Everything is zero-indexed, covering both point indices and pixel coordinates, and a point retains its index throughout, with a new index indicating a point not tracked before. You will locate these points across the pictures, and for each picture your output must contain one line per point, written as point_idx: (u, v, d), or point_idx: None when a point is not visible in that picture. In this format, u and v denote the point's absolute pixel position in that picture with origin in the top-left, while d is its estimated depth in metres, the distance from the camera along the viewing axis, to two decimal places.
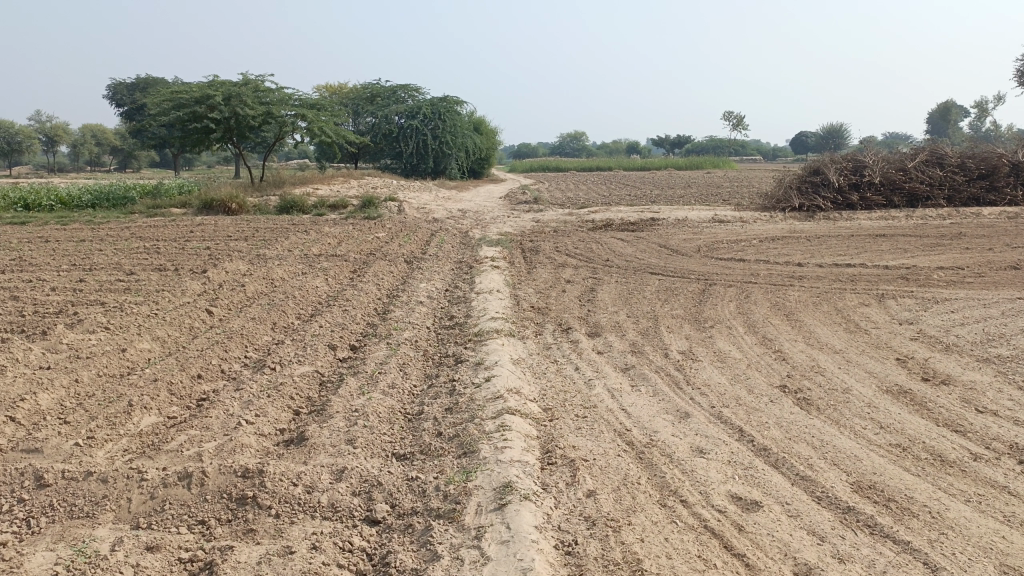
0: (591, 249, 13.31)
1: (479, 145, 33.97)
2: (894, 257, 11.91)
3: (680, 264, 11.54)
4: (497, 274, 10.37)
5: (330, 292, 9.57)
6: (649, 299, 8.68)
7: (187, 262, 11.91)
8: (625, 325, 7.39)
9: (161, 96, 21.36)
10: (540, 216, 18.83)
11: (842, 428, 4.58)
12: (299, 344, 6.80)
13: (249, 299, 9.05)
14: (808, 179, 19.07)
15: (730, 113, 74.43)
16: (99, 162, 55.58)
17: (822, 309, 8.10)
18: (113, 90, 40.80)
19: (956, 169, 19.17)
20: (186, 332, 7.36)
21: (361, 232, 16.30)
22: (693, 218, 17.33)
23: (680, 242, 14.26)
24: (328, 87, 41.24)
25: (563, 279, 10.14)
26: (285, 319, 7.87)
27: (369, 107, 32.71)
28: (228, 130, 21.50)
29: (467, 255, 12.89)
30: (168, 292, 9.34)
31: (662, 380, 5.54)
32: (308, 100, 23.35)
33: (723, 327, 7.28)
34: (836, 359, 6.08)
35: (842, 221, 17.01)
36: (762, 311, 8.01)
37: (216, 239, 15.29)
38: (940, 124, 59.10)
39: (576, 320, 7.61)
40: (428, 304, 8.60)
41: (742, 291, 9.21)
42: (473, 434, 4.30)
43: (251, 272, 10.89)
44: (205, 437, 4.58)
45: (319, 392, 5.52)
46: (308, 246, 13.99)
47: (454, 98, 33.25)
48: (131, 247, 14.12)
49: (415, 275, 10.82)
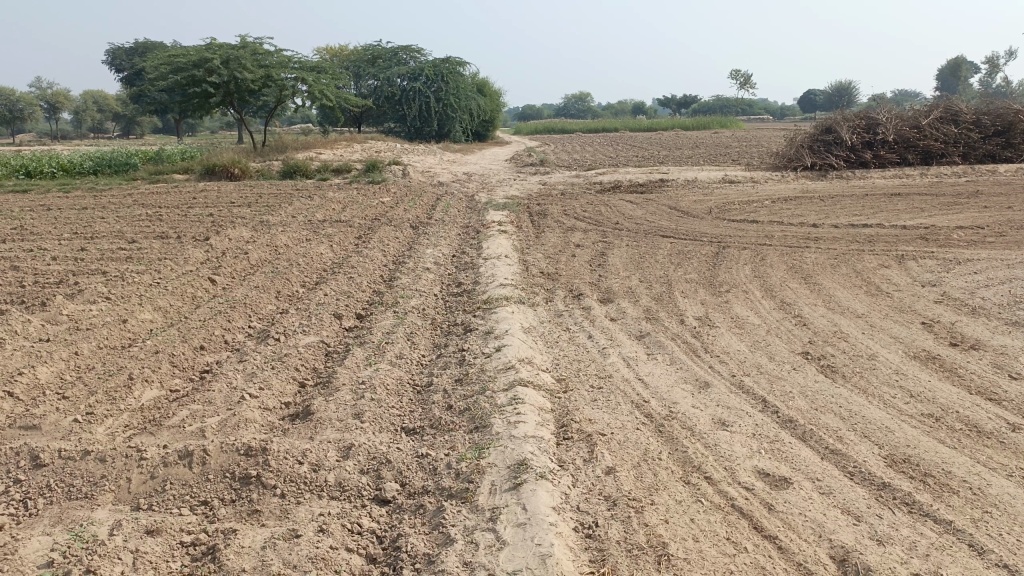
0: (599, 212, 13.04)
1: (483, 106, 33.46)
2: (911, 217, 11.62)
3: (692, 226, 11.29)
4: (504, 238, 10.14)
5: (334, 259, 9.36)
6: (662, 263, 8.46)
7: (189, 229, 11.70)
8: (638, 290, 7.18)
9: (159, 60, 20.94)
10: (547, 179, 18.51)
11: (869, 399, 4.39)
12: (303, 313, 6.62)
13: (252, 267, 8.85)
14: (820, 138, 18.66)
15: (737, 71, 73.21)
16: (100, 128, 55.11)
17: (840, 271, 7.87)
18: (112, 55, 40.22)
19: (973, 126, 18.73)
20: (188, 301, 7.18)
21: (365, 197, 16.05)
22: (703, 178, 16.99)
23: (690, 203, 13.98)
24: (329, 48, 40.52)
25: (572, 243, 9.91)
26: (289, 288, 7.68)
27: (372, 70, 32.15)
28: (229, 93, 21.11)
29: (473, 219, 12.66)
30: (169, 261, 9.15)
31: (679, 348, 5.34)
32: (309, 63, 22.89)
33: (740, 292, 7.06)
34: (858, 324, 5.87)
35: (855, 180, 16.67)
36: (778, 275, 7.79)
37: (218, 205, 15.07)
38: (952, 80, 58.03)
39: (587, 285, 7.40)
40: (434, 270, 8.39)
41: (756, 254, 8.96)
42: (485, 408, 4.12)
43: (254, 239, 10.67)
44: (207, 412, 4.42)
45: (324, 363, 5.35)
46: (312, 212, 13.77)
47: (457, 59, 32.63)
48: (132, 215, 13.92)
49: (420, 240, 10.60)
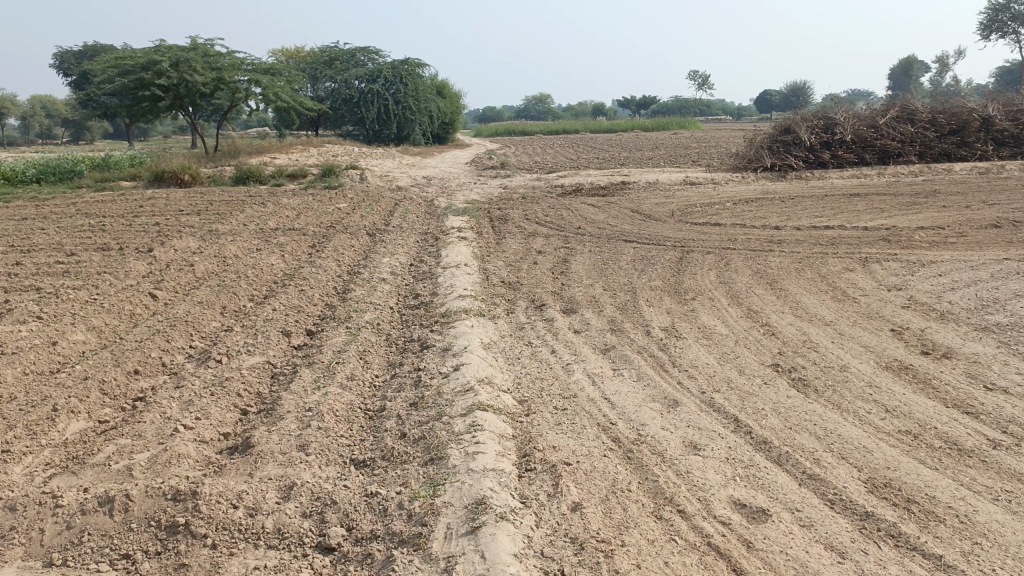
0: (561, 216, 12.81)
1: (442, 109, 33.10)
2: (871, 218, 11.62)
3: (655, 230, 11.12)
4: (464, 246, 9.85)
5: (286, 271, 8.97)
6: (625, 269, 8.24)
7: (134, 240, 11.18)
8: (602, 300, 6.94)
9: (104, 63, 20.20)
10: (507, 182, 18.25)
11: (845, 415, 4.20)
12: (249, 331, 6.24)
13: (198, 280, 8.42)
14: (779, 138, 18.72)
15: (695, 72, 73.87)
16: (48, 133, 53.49)
17: (806, 276, 7.73)
18: (59, 58, 39.01)
19: (927, 125, 18.95)
20: (126, 320, 6.76)
21: (321, 203, 15.61)
22: (664, 180, 16.89)
23: (652, 206, 13.84)
24: (284, 50, 39.73)
25: (534, 250, 9.65)
26: (236, 303, 7.29)
27: (328, 72, 31.57)
28: (178, 97, 20.45)
29: (432, 225, 12.33)
30: (110, 275, 8.67)
31: (647, 363, 5.10)
32: (262, 65, 22.31)
33: (705, 300, 6.87)
34: (828, 332, 5.70)
35: (814, 180, 16.72)
36: (744, 280, 7.62)
37: (167, 214, 14.51)
38: (903, 80, 59.30)
39: (550, 295, 7.15)
40: (390, 281, 8.06)
41: (720, 258, 8.81)
42: (441, 436, 3.83)
43: (202, 250, 10.21)
44: (137, 447, 4.06)
45: (270, 387, 5.00)
46: (264, 219, 13.32)
47: (415, 61, 32.21)
48: (75, 226, 13.31)
49: (377, 248, 10.25)
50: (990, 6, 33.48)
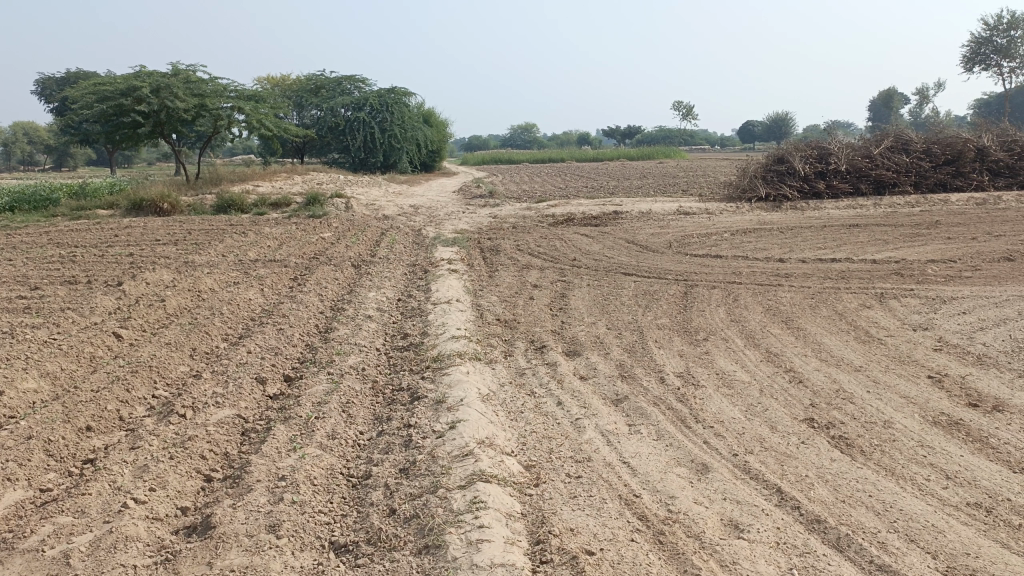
0: (555, 247, 12.33)
1: (429, 137, 32.77)
2: (877, 250, 11.21)
3: (653, 262, 10.63)
4: (455, 279, 9.32)
5: (264, 307, 8.38)
6: (629, 306, 7.73)
7: (103, 273, 10.56)
8: (607, 340, 6.40)
9: (82, 88, 19.65)
10: (497, 211, 17.79)
11: (903, 484, 3.65)
12: (219, 378, 5.63)
13: (167, 318, 7.81)
14: (773, 168, 18.40)
15: (680, 101, 74.34)
16: (31, 161, 52.83)
17: (822, 314, 7.23)
18: (41, 85, 38.43)
19: (922, 155, 18.74)
20: (84, 365, 6.13)
21: (304, 232, 15.05)
22: (657, 210, 16.47)
23: (648, 236, 13.38)
24: (269, 77, 39.39)
25: (528, 284, 9.12)
26: (207, 344, 6.68)
27: (314, 99, 31.16)
28: (159, 124, 19.90)
29: (420, 257, 11.80)
30: (73, 313, 8.04)
31: (666, 416, 4.55)
32: (246, 91, 21.83)
33: (719, 340, 6.35)
34: (861, 381, 5.19)
35: (810, 211, 16.38)
36: (757, 318, 7.11)
37: (142, 244, 13.89)
38: (885, 111, 59.93)
39: (550, 335, 6.60)
40: (377, 319, 7.48)
41: (727, 293, 8.32)
42: (438, 515, 3.25)
43: (175, 284, 9.61)
44: (77, 528, 3.43)
45: (239, 448, 4.40)
46: (244, 250, 12.73)
47: (402, 89, 31.91)
48: (43, 256, 12.66)
49: (362, 282, 9.69)
50: (973, 39, 33.78)
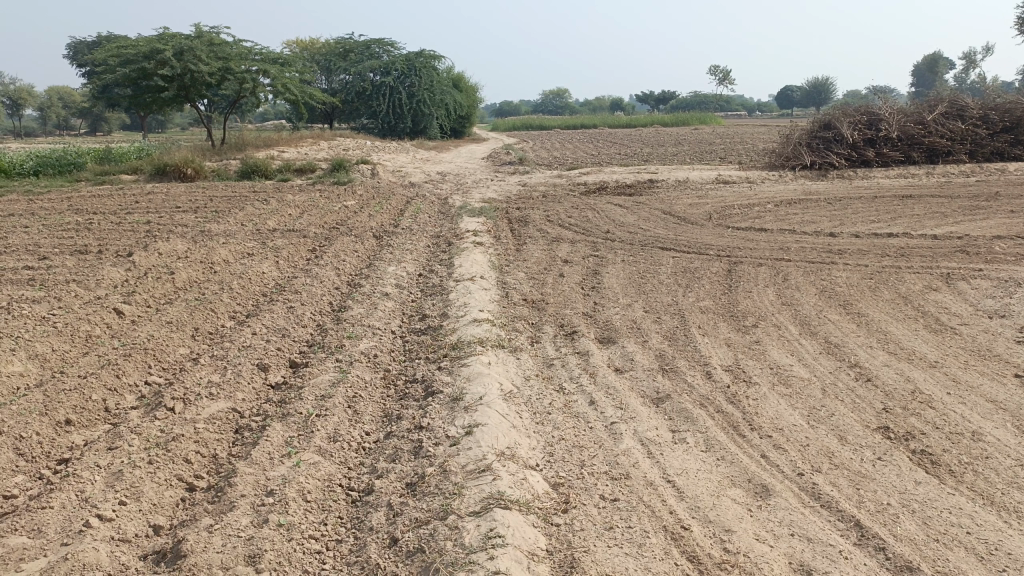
0: (587, 218, 11.68)
1: (458, 101, 32.02)
2: (935, 223, 10.40)
3: (693, 235, 9.96)
4: (480, 253, 8.75)
5: (277, 282, 7.87)
6: (667, 285, 7.11)
7: (117, 241, 10.15)
8: (646, 325, 5.80)
9: (105, 50, 19.19)
10: (527, 179, 17.14)
11: (1006, 517, 3.04)
12: (217, 363, 5.14)
13: (175, 293, 7.35)
14: (819, 134, 17.42)
15: (716, 65, 72.27)
16: (66, 125, 53.11)
17: (883, 298, 6.55)
18: (73, 49, 38.28)
19: (979, 121, 17.63)
20: (78, 344, 5.67)
21: (327, 200, 14.56)
22: (695, 178, 15.67)
23: (686, 207, 12.66)
24: (297, 40, 38.75)
25: (559, 259, 8.53)
26: (210, 324, 6.20)
27: (342, 63, 30.46)
28: (183, 87, 19.43)
29: (445, 227, 11.24)
30: (78, 286, 7.61)
31: (717, 421, 3.96)
32: (271, 54, 21.25)
33: (771, 327, 5.72)
34: (940, 381, 4.55)
35: (858, 180, 15.48)
36: (811, 301, 6.46)
37: (162, 211, 13.52)
38: (930, 76, 57.57)
39: (582, 318, 6.01)
40: (394, 296, 6.95)
41: (775, 272, 7.66)
42: (447, 552, 2.71)
43: (188, 254, 9.16)
44: (29, 552, 2.95)
45: (230, 451, 3.90)
46: (263, 219, 12.26)
47: (432, 52, 31.07)
48: (60, 223, 12.33)
49: (382, 254, 9.14)
50: None
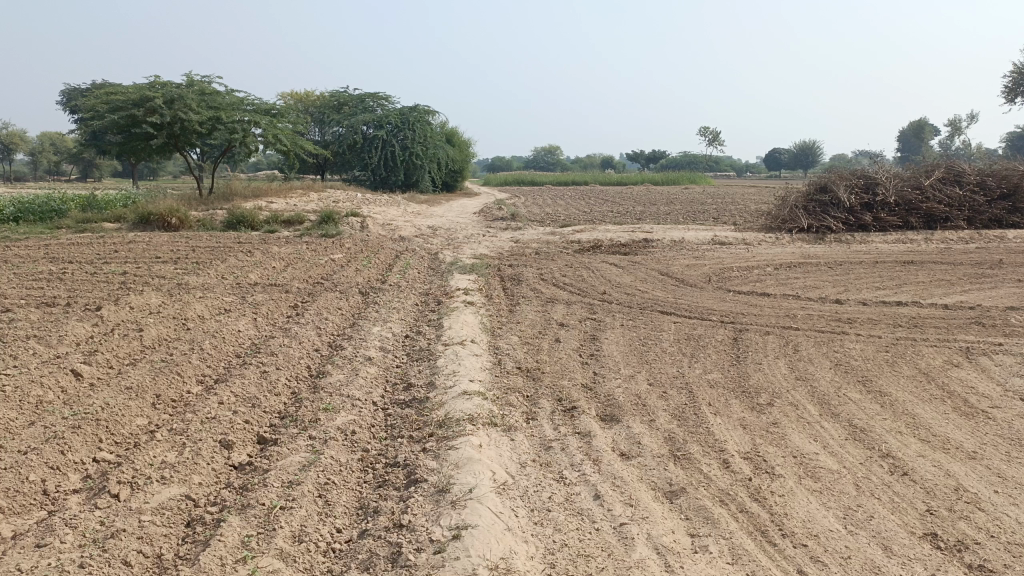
0: (582, 278, 11.29)
1: (451, 156, 31.98)
2: (943, 292, 10.07)
3: (693, 299, 9.57)
4: (471, 314, 8.29)
5: (254, 341, 7.35)
6: (672, 354, 6.65)
7: (88, 294, 9.63)
8: (652, 401, 5.31)
9: (94, 97, 18.95)
10: (519, 235, 16.80)
11: None
12: (176, 439, 4.59)
13: (142, 353, 6.80)
14: (815, 198, 17.27)
15: (706, 126, 73.39)
16: (57, 170, 52.91)
17: (902, 374, 6.13)
18: (66, 96, 38.20)
19: (975, 188, 17.52)
20: (24, 409, 5.10)
21: (314, 253, 14.13)
22: (691, 239, 15.39)
23: (683, 268, 12.31)
24: (292, 92, 38.93)
25: (554, 322, 8.07)
26: (174, 391, 5.66)
27: (336, 115, 30.43)
28: (172, 136, 19.14)
29: (435, 285, 10.79)
30: (38, 344, 7.06)
31: (742, 525, 3.46)
32: (263, 105, 21.09)
33: (789, 406, 5.26)
34: (986, 476, 4.09)
35: (857, 244, 15.22)
36: (827, 376, 6.03)
37: (141, 261, 13.02)
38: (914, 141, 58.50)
39: (582, 392, 5.52)
40: (378, 361, 6.43)
41: (785, 341, 7.25)
42: None
43: (162, 309, 8.65)
44: None
45: (177, 552, 3.34)
46: (246, 272, 11.78)
47: (425, 107, 31.15)
48: (33, 272, 11.80)
49: (367, 313, 8.66)
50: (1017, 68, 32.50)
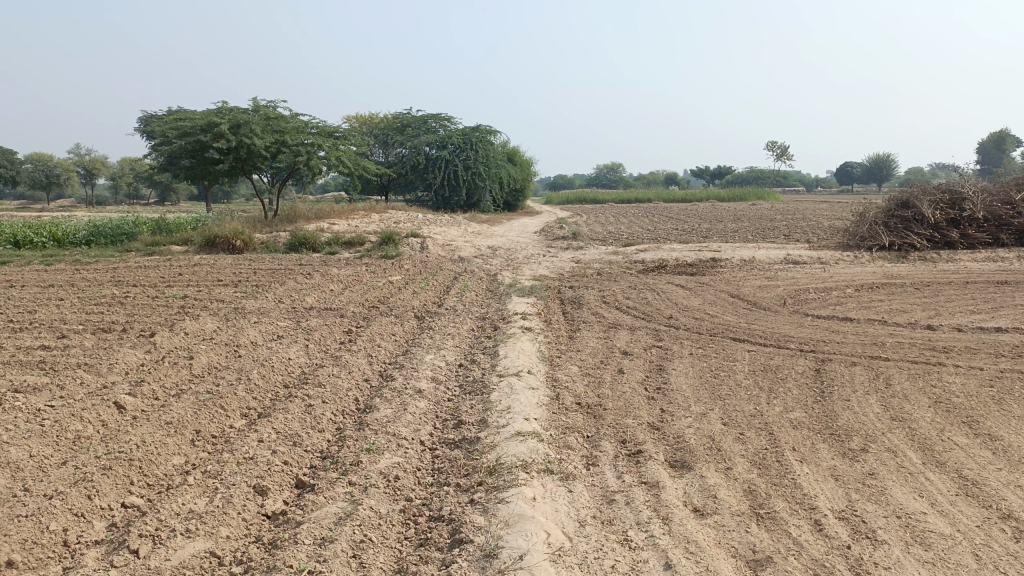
0: (647, 301, 10.74)
1: (512, 175, 31.78)
2: None
3: (768, 324, 8.94)
4: (529, 340, 7.86)
5: (303, 371, 7.07)
6: (748, 388, 6.08)
7: (146, 319, 9.57)
8: (729, 445, 4.76)
9: (163, 123, 19.34)
10: (581, 255, 16.33)
11: None
12: (210, 483, 4.28)
13: (188, 383, 6.59)
14: (896, 213, 16.29)
15: (773, 140, 71.62)
16: (136, 195, 55.01)
17: (1014, 415, 5.42)
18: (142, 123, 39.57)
19: None
20: (60, 446, 4.89)
21: (373, 275, 13.96)
22: (762, 258, 14.63)
23: (754, 290, 11.63)
24: (356, 115, 39.49)
25: (618, 350, 7.57)
26: (216, 426, 5.38)
27: (398, 137, 30.60)
28: (238, 160, 19.39)
29: (493, 308, 10.41)
30: (88, 372, 6.93)
31: None
32: (326, 127, 21.23)
33: (886, 454, 4.65)
34: None
35: (943, 263, 14.23)
36: (928, 418, 5.37)
37: (202, 285, 13.04)
38: (994, 153, 55.68)
39: (648, 433, 5.00)
40: (429, 394, 6.05)
41: (874, 374, 6.59)
42: None
43: (215, 335, 8.49)
44: None
45: None
46: (303, 295, 11.63)
47: (487, 127, 31.07)
48: (97, 296, 11.91)
49: (421, 339, 8.31)
50: None
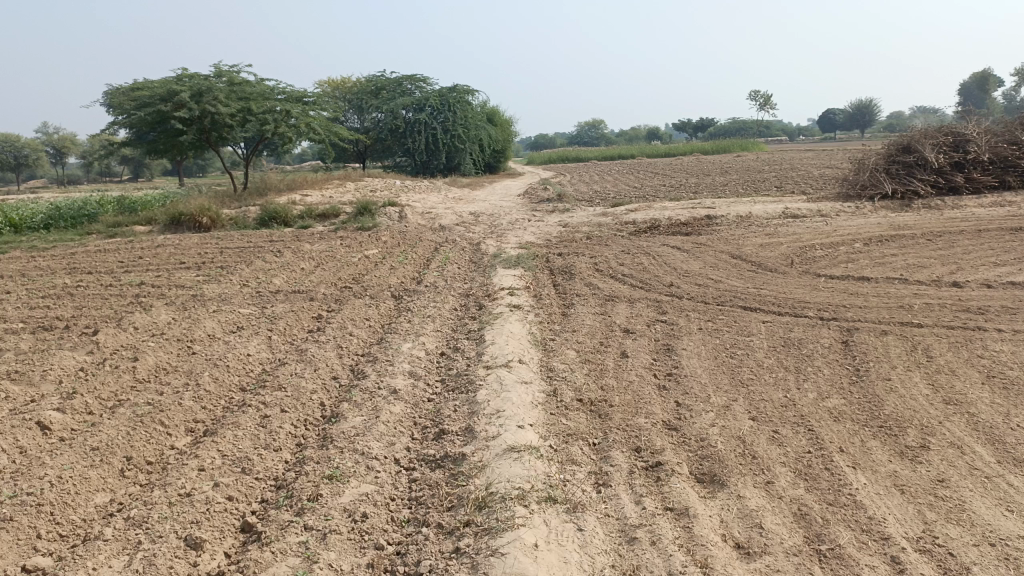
0: (643, 266, 9.90)
1: (492, 137, 30.67)
2: None
3: (779, 288, 8.16)
4: (519, 321, 7.01)
5: (263, 370, 6.20)
6: (774, 370, 5.27)
7: (96, 313, 8.62)
8: (765, 450, 3.95)
9: (120, 94, 18.08)
10: (568, 217, 15.43)
11: None
12: (134, 534, 3.46)
13: (129, 392, 5.71)
14: (898, 159, 15.44)
15: (755, 90, 70.46)
16: (107, 172, 53.40)
17: None
18: None
19: None
20: None
21: (348, 250, 13.01)
22: (760, 212, 13.79)
23: (758, 249, 10.82)
24: (328, 80, 38.00)
25: (619, 328, 6.74)
26: (153, 450, 4.54)
27: (373, 100, 29.30)
28: (201, 131, 18.20)
29: (477, 283, 9.54)
30: (17, 383, 6.02)
31: None
32: (294, 93, 20.02)
33: (956, 453, 3.87)
34: None
35: (950, 210, 13.47)
36: (988, 400, 4.60)
37: (164, 269, 12.05)
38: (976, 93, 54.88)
39: (665, 437, 4.19)
40: (405, 394, 5.20)
41: (912, 345, 5.80)
42: None
43: (169, 329, 7.57)
44: None
45: None
46: (272, 276, 10.68)
47: (464, 87, 29.85)
48: (48, 287, 10.90)
49: (398, 324, 7.45)
50: None
